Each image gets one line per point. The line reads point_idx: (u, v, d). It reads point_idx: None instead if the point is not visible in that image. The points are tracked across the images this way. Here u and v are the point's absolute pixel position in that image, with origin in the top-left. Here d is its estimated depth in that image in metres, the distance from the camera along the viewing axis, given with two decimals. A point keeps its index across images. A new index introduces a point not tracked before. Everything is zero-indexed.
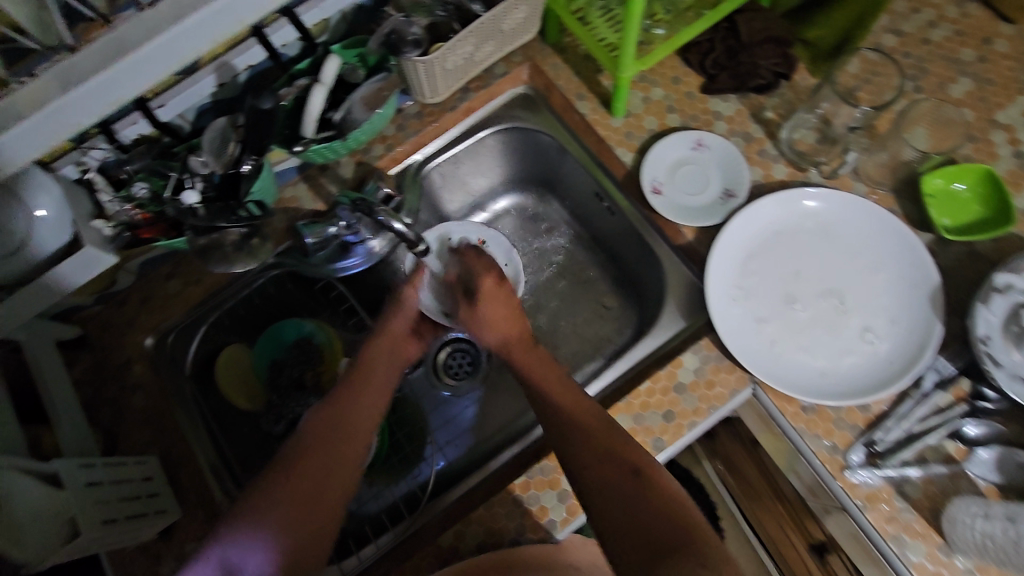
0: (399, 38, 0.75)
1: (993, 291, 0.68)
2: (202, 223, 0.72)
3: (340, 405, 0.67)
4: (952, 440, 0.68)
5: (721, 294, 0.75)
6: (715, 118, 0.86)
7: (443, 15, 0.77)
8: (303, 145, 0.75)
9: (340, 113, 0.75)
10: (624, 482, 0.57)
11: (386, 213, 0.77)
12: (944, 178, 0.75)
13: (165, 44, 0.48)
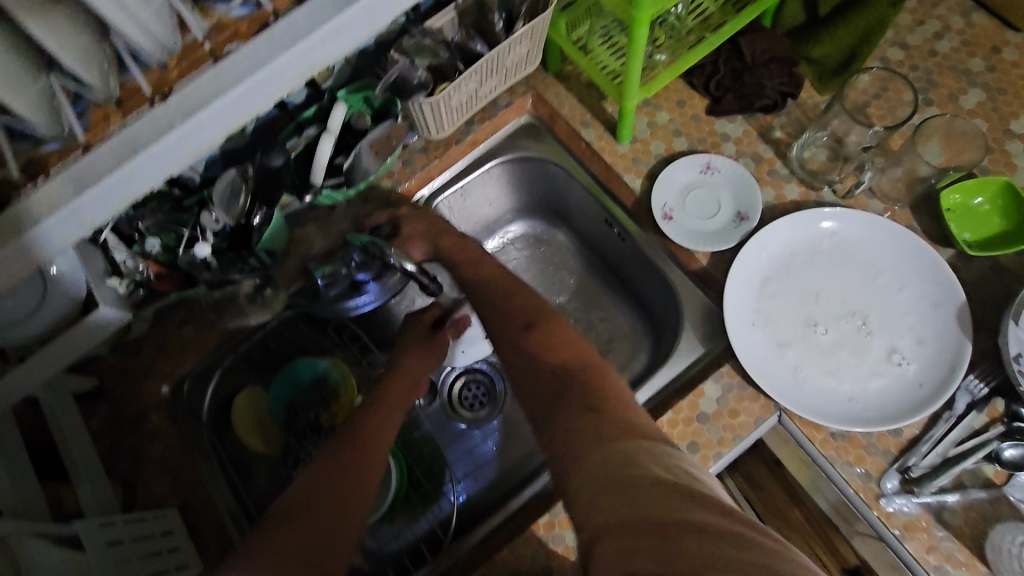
0: (404, 83, 0.75)
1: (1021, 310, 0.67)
2: (215, 277, 0.73)
3: (357, 447, 0.69)
4: (990, 463, 0.66)
5: (740, 319, 0.74)
6: (722, 140, 0.85)
7: (448, 57, 0.76)
8: (313, 193, 0.76)
9: (348, 160, 0.76)
10: (529, 337, 0.68)
11: (398, 254, 0.82)
12: (962, 193, 0.73)
13: (181, 136, 0.44)
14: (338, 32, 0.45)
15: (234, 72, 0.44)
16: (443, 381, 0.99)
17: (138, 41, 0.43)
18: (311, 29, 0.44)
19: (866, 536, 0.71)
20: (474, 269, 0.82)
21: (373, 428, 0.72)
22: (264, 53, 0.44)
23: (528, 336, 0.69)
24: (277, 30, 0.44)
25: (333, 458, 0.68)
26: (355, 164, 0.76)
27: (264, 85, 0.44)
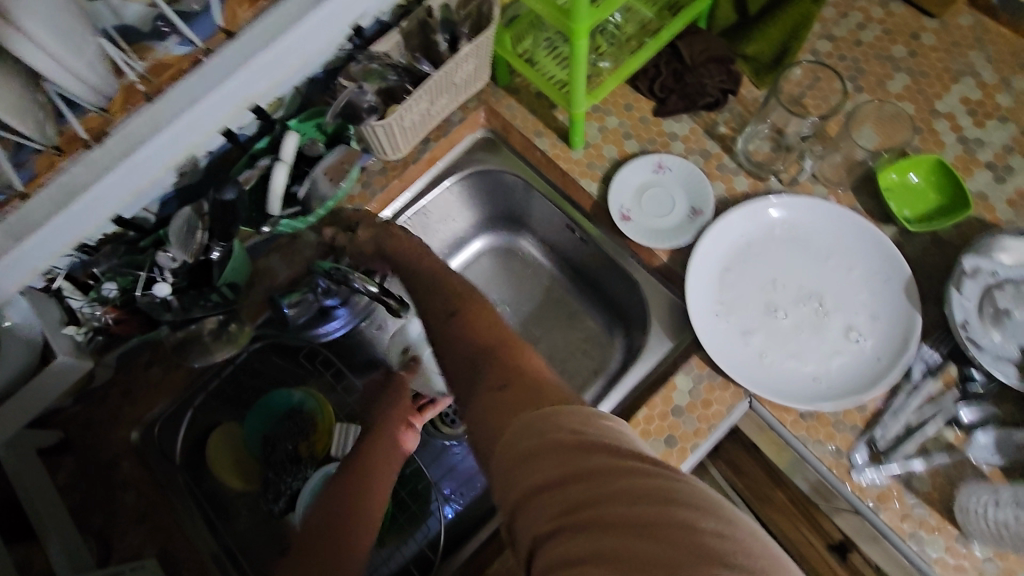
0: (354, 109, 0.76)
1: (963, 279, 0.70)
2: (178, 316, 0.74)
3: (348, 515, 0.68)
4: (950, 428, 0.69)
5: (704, 312, 0.76)
6: (671, 139, 0.88)
7: (395, 79, 0.77)
8: (271, 225, 0.75)
9: (304, 188, 0.76)
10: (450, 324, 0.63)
11: (361, 278, 0.80)
12: (897, 172, 0.78)
13: (122, 177, 0.53)
14: (257, 80, 0.57)
15: (159, 119, 0.52)
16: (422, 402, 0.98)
17: (73, 87, 0.46)
18: (226, 77, 0.54)
19: (843, 510, 0.73)
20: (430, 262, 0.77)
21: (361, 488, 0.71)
22: (184, 101, 0.53)
23: (451, 328, 0.63)
24: (191, 78, 0.53)
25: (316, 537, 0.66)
26: (310, 192, 0.77)
27: (202, 124, 0.55)
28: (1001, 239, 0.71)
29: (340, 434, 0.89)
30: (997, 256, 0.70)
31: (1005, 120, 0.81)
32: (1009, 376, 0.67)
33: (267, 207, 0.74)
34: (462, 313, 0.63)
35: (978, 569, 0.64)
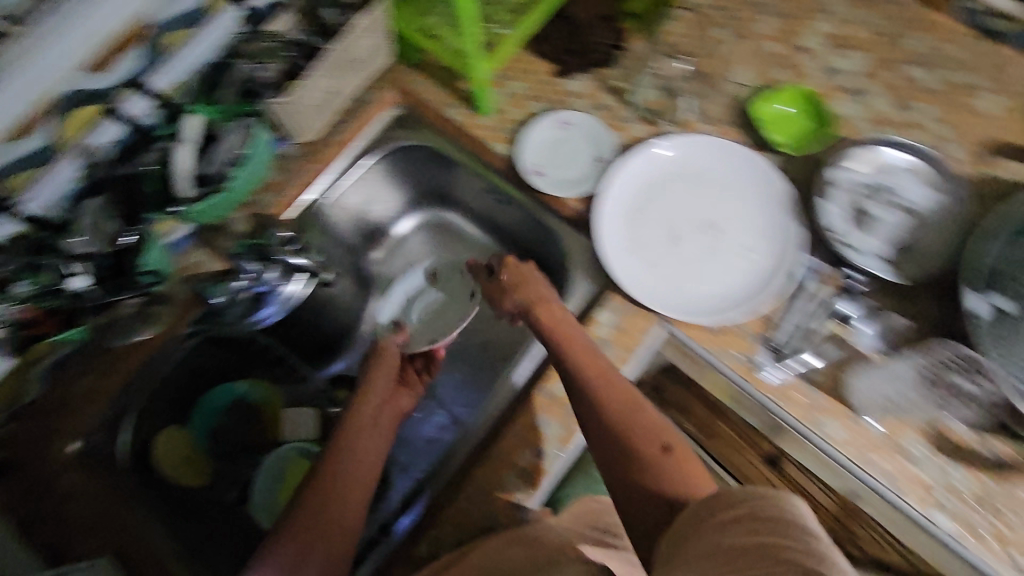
0: (255, 84, 0.81)
1: (827, 191, 0.79)
2: (97, 302, 0.73)
3: (348, 476, 0.72)
4: (831, 319, 0.77)
5: (615, 249, 0.82)
6: (572, 97, 0.93)
7: (293, 55, 0.80)
8: (181, 206, 0.76)
9: (212, 168, 0.78)
10: (644, 434, 0.66)
11: (282, 250, 0.87)
12: (767, 106, 0.87)
13: (28, 78, 0.62)
14: None
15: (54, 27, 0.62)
16: None
17: None
18: None
19: (757, 413, 0.81)
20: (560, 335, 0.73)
21: (359, 453, 0.75)
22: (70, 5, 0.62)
23: (624, 431, 0.66)
24: None
25: (319, 495, 0.69)
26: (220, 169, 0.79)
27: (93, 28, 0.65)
28: (855, 151, 0.80)
29: (293, 422, 0.93)
30: (848, 165, 0.80)
31: (859, 49, 0.90)
32: (875, 269, 0.75)
33: (175, 188, 0.76)
34: (665, 442, 0.65)
35: (872, 441, 0.72)
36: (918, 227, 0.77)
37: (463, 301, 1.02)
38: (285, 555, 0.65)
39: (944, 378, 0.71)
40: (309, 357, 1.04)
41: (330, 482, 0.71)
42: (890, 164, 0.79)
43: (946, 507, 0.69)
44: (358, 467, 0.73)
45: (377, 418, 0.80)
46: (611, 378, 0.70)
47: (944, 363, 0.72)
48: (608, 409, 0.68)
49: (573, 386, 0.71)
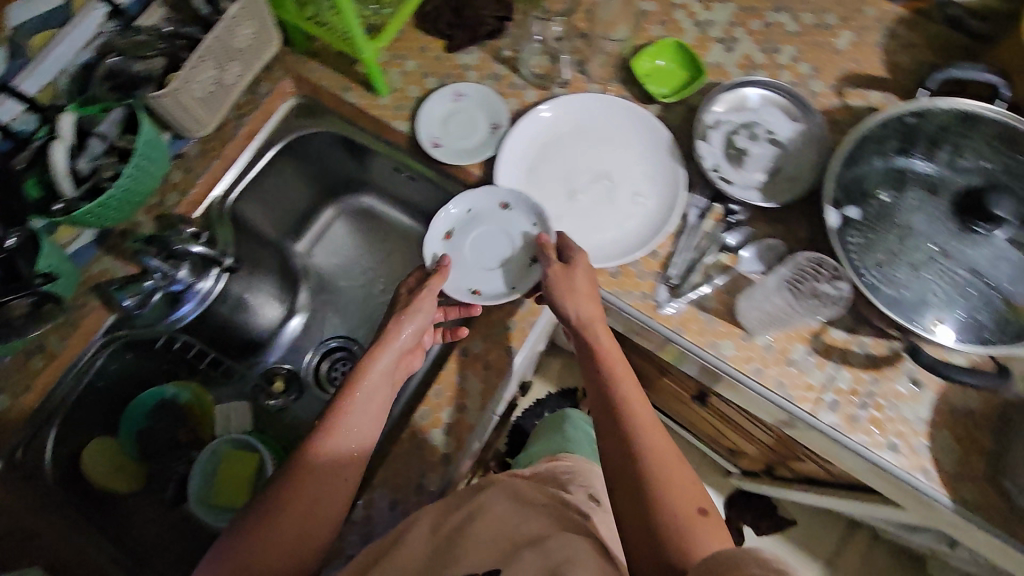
0: (127, 77, 0.80)
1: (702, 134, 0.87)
2: None
3: (339, 439, 0.69)
4: (722, 252, 0.83)
5: (516, 207, 0.87)
6: (465, 70, 0.97)
7: (166, 48, 0.81)
8: (64, 203, 0.75)
9: (89, 165, 0.77)
10: (673, 479, 0.62)
11: (183, 241, 0.85)
12: (648, 60, 0.93)
13: None
14: None
15: None
16: (308, 365, 1.06)
17: None
18: None
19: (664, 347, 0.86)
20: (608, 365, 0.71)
21: (356, 417, 0.71)
22: None
23: (659, 482, 0.61)
24: None
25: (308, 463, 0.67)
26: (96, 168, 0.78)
27: None
28: (720, 95, 0.88)
29: (227, 416, 0.95)
30: (717, 108, 0.88)
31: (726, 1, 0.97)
32: (754, 198, 0.83)
33: (57, 188, 0.75)
34: (702, 505, 0.60)
35: (761, 355, 0.79)
36: (783, 154, 0.86)
37: (519, 276, 0.86)
38: (262, 525, 0.63)
39: (810, 285, 0.77)
40: (241, 356, 1.04)
41: (321, 445, 0.68)
42: (750, 102, 0.88)
43: (832, 405, 0.77)
44: (352, 433, 0.70)
45: (391, 373, 0.76)
46: (651, 431, 0.65)
47: (807, 272, 0.77)
48: (643, 453, 0.63)
49: (615, 421, 0.67)
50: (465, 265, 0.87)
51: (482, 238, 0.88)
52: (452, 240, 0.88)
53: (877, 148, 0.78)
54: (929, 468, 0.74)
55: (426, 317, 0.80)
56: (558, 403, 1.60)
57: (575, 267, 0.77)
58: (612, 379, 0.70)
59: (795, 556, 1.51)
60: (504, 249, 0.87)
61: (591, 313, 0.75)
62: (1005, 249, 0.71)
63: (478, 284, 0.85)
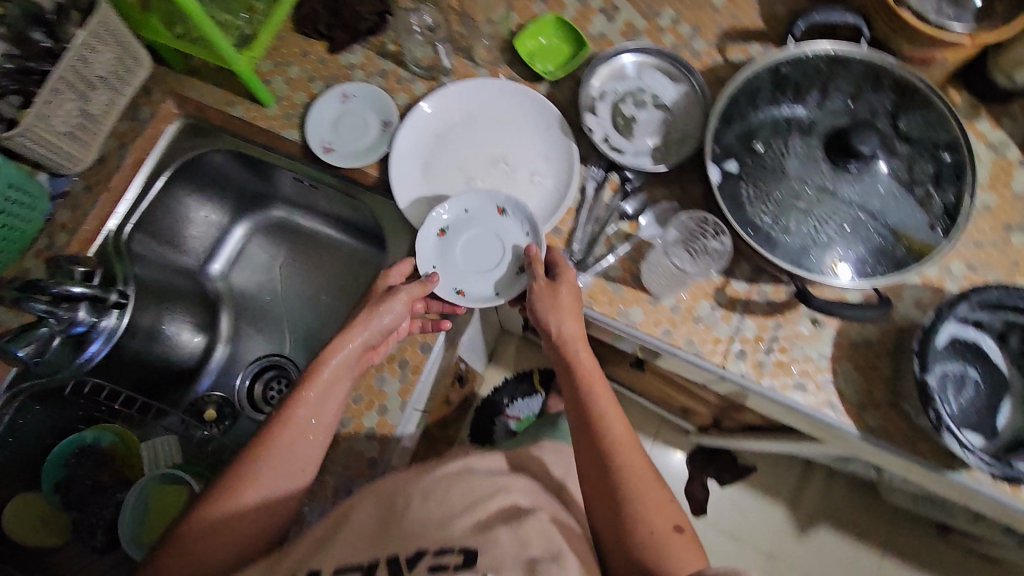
0: None
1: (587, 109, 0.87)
2: None
3: (296, 429, 0.72)
4: (623, 221, 0.85)
5: (415, 203, 0.87)
6: (351, 70, 0.95)
7: (16, 87, 0.79)
8: None
9: None
10: (651, 497, 0.66)
11: (58, 282, 0.81)
12: (531, 39, 0.92)
13: None
14: None
15: None
16: (241, 389, 1.07)
17: None
18: None
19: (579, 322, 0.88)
20: (591, 385, 0.74)
21: (315, 412, 0.73)
22: None
23: (638, 499, 0.66)
24: None
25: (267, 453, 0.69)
26: None
27: None
28: (597, 69, 0.88)
29: (154, 453, 0.90)
30: (602, 79, 0.89)
31: None
32: (645, 164, 0.84)
33: None
34: (677, 522, 0.65)
35: (669, 317, 0.81)
36: (669, 117, 0.87)
37: (506, 282, 0.84)
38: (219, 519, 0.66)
39: (698, 242, 0.81)
40: (169, 391, 1.02)
41: (281, 437, 0.70)
42: (629, 71, 0.89)
43: (739, 355, 0.79)
44: (310, 426, 0.73)
45: (354, 365, 0.78)
46: (630, 451, 0.69)
47: (694, 231, 0.81)
48: (622, 472, 0.67)
49: (597, 440, 0.70)
50: (453, 265, 0.85)
51: (476, 241, 0.86)
52: (445, 237, 0.86)
53: (753, 99, 0.80)
54: (835, 402, 0.77)
55: (396, 316, 0.78)
56: (513, 388, 1.60)
57: (559, 285, 0.77)
58: (593, 401, 0.73)
59: (759, 502, 1.55)
60: (496, 254, 0.85)
61: (575, 332, 0.77)
62: (880, 183, 0.76)
63: (464, 287, 0.84)
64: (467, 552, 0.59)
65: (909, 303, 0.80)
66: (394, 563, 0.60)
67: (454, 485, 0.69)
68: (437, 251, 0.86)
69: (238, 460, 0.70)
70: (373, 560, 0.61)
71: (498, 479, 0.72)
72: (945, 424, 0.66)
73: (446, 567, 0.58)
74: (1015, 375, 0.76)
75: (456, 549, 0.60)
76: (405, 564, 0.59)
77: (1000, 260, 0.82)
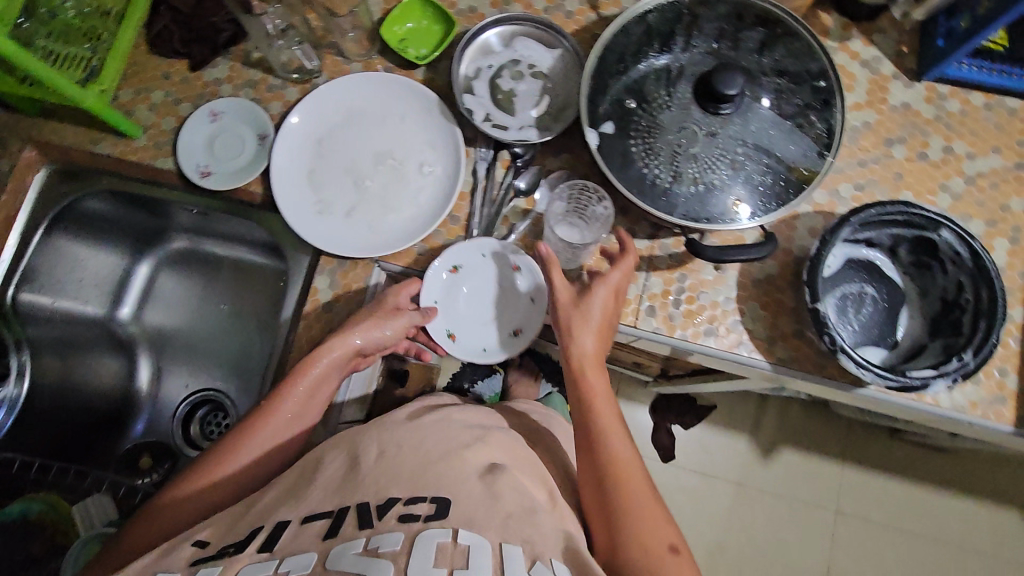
0: None
1: (463, 91, 0.85)
2: None
3: (281, 419, 0.74)
4: (519, 198, 0.84)
5: (305, 215, 0.84)
6: (217, 85, 0.91)
7: None
8: None
9: None
10: (646, 516, 0.63)
11: None
12: (399, 24, 0.89)
13: None
14: None
15: None
16: (175, 434, 1.05)
17: None
18: None
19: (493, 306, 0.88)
20: (597, 396, 0.71)
21: (301, 407, 0.76)
22: None
23: (634, 518, 0.63)
24: None
25: (252, 437, 0.73)
26: None
27: None
28: (463, 50, 0.85)
29: (86, 515, 0.90)
30: (477, 56, 0.86)
31: None
32: (531, 136, 0.83)
33: None
34: (673, 543, 0.62)
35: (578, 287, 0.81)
36: (549, 84, 0.85)
37: (494, 341, 0.83)
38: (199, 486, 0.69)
39: (585, 208, 0.82)
40: (101, 442, 0.99)
41: (265, 424, 0.73)
42: (497, 45, 0.87)
43: (650, 312, 0.80)
44: (294, 420, 0.76)
45: (349, 361, 0.80)
46: (629, 467, 0.66)
47: (578, 198, 0.82)
48: (619, 488, 0.65)
49: (596, 455, 0.68)
50: (453, 304, 0.83)
51: (485, 290, 0.83)
52: (454, 274, 0.83)
53: (623, 54, 0.80)
54: (745, 340, 0.79)
55: (387, 330, 0.79)
56: (473, 369, 1.31)
57: (591, 293, 0.74)
58: (599, 413, 0.70)
59: (721, 438, 1.48)
60: (497, 311, 0.83)
61: (593, 347, 0.73)
62: (759, 118, 0.76)
63: (456, 331, 0.82)
64: (438, 502, 0.59)
65: (803, 232, 0.82)
66: (364, 511, 0.58)
67: (423, 436, 0.69)
68: (439, 286, 0.83)
69: (229, 433, 0.74)
70: (341, 507, 0.60)
71: (476, 431, 0.73)
72: (841, 347, 0.68)
73: (418, 516, 0.58)
74: (908, 282, 0.79)
75: (428, 499, 0.59)
76: (375, 511, 0.58)
77: (885, 174, 0.84)
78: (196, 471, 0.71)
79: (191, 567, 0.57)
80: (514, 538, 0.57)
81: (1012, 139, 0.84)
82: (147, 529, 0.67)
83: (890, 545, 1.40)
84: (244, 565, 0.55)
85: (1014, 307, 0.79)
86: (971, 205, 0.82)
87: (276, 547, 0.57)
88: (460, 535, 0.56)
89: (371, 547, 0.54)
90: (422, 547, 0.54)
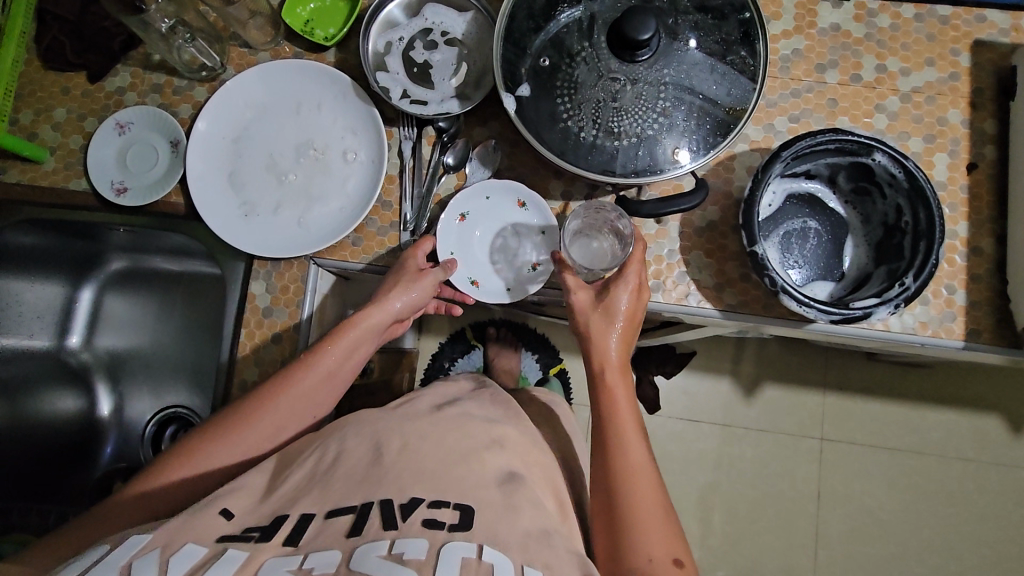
0: None
1: (376, 69, 0.81)
2: None
3: (314, 378, 0.69)
4: (449, 175, 0.82)
5: (231, 218, 0.81)
6: (121, 94, 0.87)
7: None
8: None
9: None
10: (654, 524, 0.60)
11: None
12: (302, 5, 0.85)
13: None
14: None
15: None
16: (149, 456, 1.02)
17: None
18: None
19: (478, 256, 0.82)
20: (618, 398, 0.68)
21: (335, 371, 0.70)
22: None
23: (638, 526, 0.60)
24: None
25: (283, 393, 0.68)
26: None
27: None
28: (368, 26, 0.80)
29: None
30: (386, 29, 0.82)
31: None
32: (452, 108, 0.79)
33: None
34: (678, 557, 0.59)
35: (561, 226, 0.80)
36: (464, 51, 0.82)
37: (518, 279, 0.80)
38: (227, 438, 0.65)
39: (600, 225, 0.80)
40: (74, 473, 0.99)
41: (302, 378, 0.68)
42: (405, 16, 0.82)
43: None
44: (328, 378, 0.70)
45: (385, 324, 0.74)
46: (641, 472, 0.63)
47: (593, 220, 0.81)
48: (627, 487, 0.62)
49: (608, 454, 0.65)
50: (468, 253, 0.82)
51: (497, 236, 0.83)
52: (466, 223, 0.82)
53: (534, 7, 0.76)
54: (693, 291, 0.78)
55: (422, 293, 0.75)
56: (449, 347, 1.29)
57: (610, 292, 0.71)
58: (618, 414, 0.67)
59: (702, 381, 1.45)
60: (513, 253, 0.82)
61: (615, 347, 0.70)
62: (682, 59, 0.73)
63: (478, 283, 0.80)
64: (463, 511, 0.55)
65: (742, 172, 0.80)
66: (388, 509, 0.53)
67: (451, 432, 0.65)
68: (454, 237, 0.81)
69: (258, 392, 0.68)
70: (365, 502, 0.55)
71: (495, 428, 0.69)
72: (782, 287, 0.67)
73: (443, 525, 0.53)
74: (851, 211, 0.78)
75: (452, 505, 0.55)
76: (399, 511, 0.54)
77: (819, 102, 0.82)
78: (220, 427, 0.66)
79: (219, 542, 0.51)
80: (535, 561, 0.51)
81: (945, 49, 0.81)
82: (164, 489, 0.62)
83: (877, 464, 1.39)
84: (269, 556, 0.49)
85: (957, 222, 0.78)
86: (909, 123, 0.80)
87: (301, 541, 0.51)
88: (486, 552, 0.50)
89: (395, 552, 0.49)
90: (446, 560, 0.49)
